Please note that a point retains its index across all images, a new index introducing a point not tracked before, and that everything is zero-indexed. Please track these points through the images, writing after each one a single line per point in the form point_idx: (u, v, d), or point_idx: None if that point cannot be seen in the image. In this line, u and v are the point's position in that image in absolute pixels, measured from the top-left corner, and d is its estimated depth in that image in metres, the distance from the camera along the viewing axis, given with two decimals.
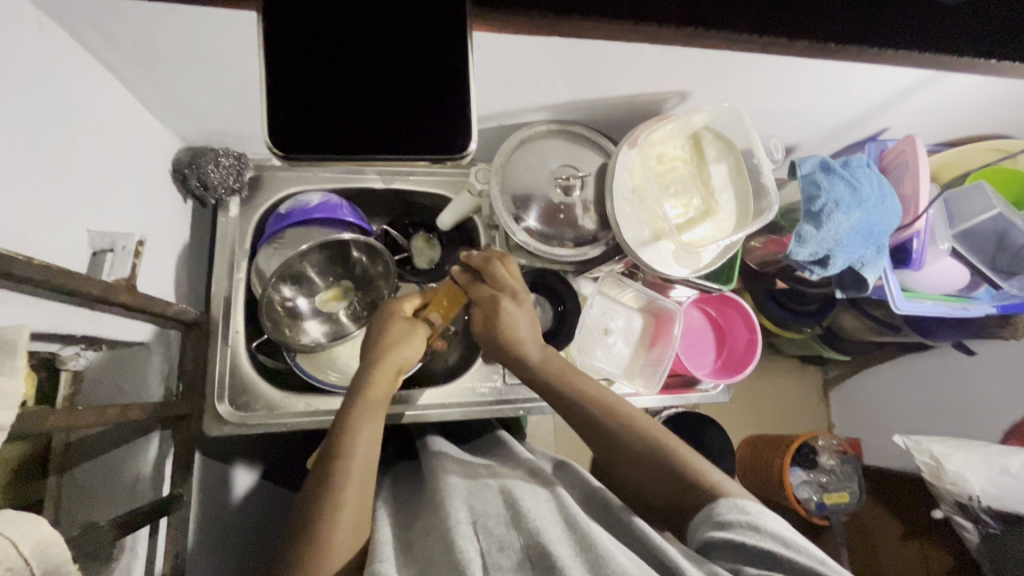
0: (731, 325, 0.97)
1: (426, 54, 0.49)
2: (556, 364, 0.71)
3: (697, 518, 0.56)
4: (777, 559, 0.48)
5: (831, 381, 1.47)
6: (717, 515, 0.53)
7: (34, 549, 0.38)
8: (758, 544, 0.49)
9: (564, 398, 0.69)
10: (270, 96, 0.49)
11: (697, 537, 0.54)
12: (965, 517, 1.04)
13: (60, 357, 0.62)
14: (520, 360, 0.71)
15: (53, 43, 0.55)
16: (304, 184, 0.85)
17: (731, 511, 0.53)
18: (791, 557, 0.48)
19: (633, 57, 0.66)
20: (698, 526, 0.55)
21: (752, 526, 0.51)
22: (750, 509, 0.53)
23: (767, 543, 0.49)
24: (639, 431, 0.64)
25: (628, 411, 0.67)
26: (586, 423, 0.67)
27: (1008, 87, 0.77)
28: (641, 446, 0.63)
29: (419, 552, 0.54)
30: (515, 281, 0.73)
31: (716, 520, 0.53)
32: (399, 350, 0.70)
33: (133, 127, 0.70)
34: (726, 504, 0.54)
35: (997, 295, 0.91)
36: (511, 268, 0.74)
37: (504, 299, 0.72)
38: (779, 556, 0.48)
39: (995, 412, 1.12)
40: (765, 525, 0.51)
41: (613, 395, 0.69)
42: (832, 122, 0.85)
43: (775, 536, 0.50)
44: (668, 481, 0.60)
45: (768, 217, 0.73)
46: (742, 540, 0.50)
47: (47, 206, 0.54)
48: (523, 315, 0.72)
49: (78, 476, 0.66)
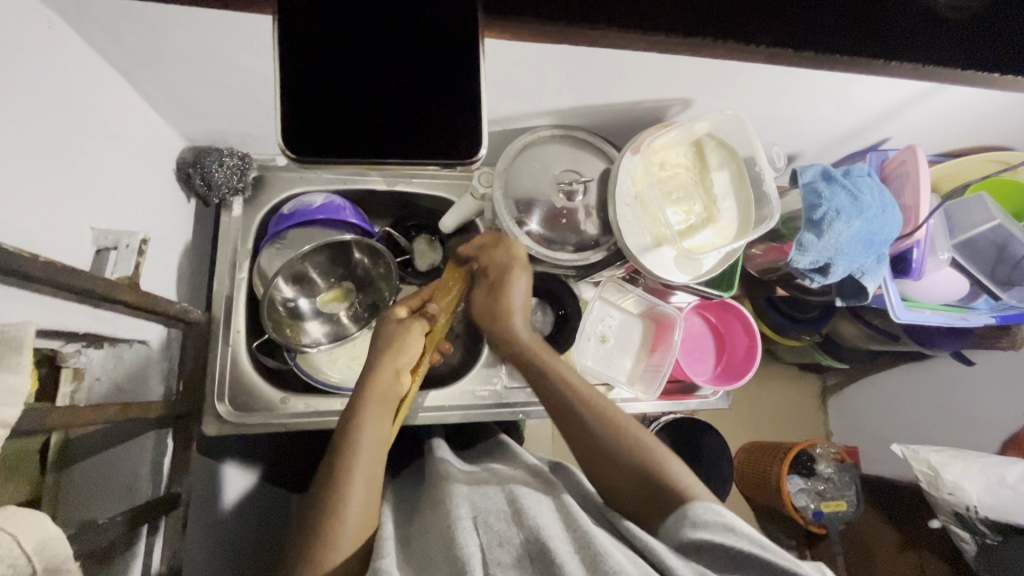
0: (731, 332, 0.97)
1: (433, 60, 0.50)
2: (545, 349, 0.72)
3: (670, 521, 0.55)
4: (750, 559, 0.49)
5: (829, 389, 1.47)
6: (692, 517, 0.53)
7: (35, 547, 0.38)
8: (733, 544, 0.49)
9: (552, 390, 0.67)
10: (280, 101, 0.49)
11: (670, 539, 0.53)
12: (963, 527, 1.05)
13: (61, 354, 0.61)
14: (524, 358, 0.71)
15: (62, 43, 0.56)
16: (308, 185, 0.86)
17: (705, 513, 0.53)
18: (765, 559, 0.49)
19: (637, 64, 0.67)
20: (668, 529, 0.54)
21: (728, 528, 0.51)
22: (722, 511, 0.53)
23: (742, 543, 0.49)
24: (623, 434, 0.63)
25: (614, 411, 0.65)
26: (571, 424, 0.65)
27: (1009, 99, 0.78)
28: (625, 449, 0.61)
29: (417, 549, 0.54)
30: (520, 250, 0.74)
31: (692, 522, 0.52)
32: (400, 351, 0.70)
33: (139, 126, 0.70)
34: (700, 506, 0.54)
35: (996, 306, 0.91)
36: (518, 244, 0.75)
37: (516, 270, 0.74)
38: (753, 557, 0.49)
39: (992, 423, 1.13)
40: (741, 527, 0.51)
41: (616, 409, 0.66)
42: (835, 131, 0.86)
43: (750, 537, 0.50)
44: (647, 491, 0.58)
45: (768, 225, 0.73)
46: (719, 542, 0.50)
47: (52, 203, 0.54)
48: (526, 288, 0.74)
49: (77, 475, 0.66)
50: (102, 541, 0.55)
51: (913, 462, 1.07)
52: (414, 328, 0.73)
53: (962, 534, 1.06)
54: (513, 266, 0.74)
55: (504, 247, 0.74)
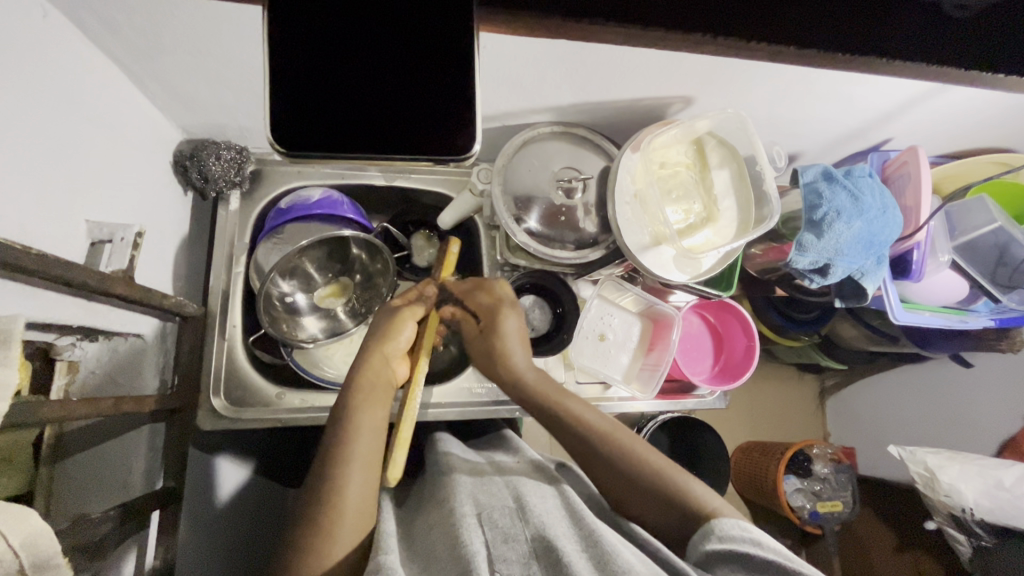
0: (730, 332, 0.97)
1: (431, 55, 0.49)
2: (547, 385, 0.69)
3: (693, 536, 0.55)
4: (781, 569, 0.51)
5: (826, 389, 1.47)
6: (719, 532, 0.53)
7: (22, 543, 0.38)
8: (764, 557, 0.51)
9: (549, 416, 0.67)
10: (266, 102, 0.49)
11: (694, 552, 0.54)
12: (958, 529, 1.04)
13: (55, 346, 0.62)
14: (514, 382, 0.70)
15: (57, 33, 0.55)
16: (306, 180, 0.85)
17: (733, 528, 0.53)
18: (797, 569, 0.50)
19: (638, 62, 0.66)
20: (695, 544, 0.54)
21: (756, 542, 0.52)
22: (750, 528, 0.54)
23: (772, 555, 0.51)
24: (624, 449, 0.62)
25: (614, 429, 0.64)
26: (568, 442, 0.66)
27: (1015, 100, 0.77)
28: (607, 449, 0.62)
29: (420, 546, 0.54)
30: (506, 291, 0.75)
31: (719, 536, 0.52)
32: (388, 336, 0.69)
33: (135, 119, 0.69)
34: (728, 521, 0.54)
35: (996, 309, 0.91)
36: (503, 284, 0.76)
37: (504, 308, 0.73)
38: (785, 568, 0.51)
39: (989, 425, 1.13)
40: (766, 540, 0.53)
41: (638, 439, 0.64)
42: (837, 131, 0.85)
43: (776, 549, 0.52)
44: (655, 500, 0.58)
45: (768, 225, 0.72)
46: (749, 554, 0.51)
47: (47, 197, 0.54)
48: (518, 326, 0.73)
49: (68, 469, 0.66)
50: (94, 535, 0.55)
51: (909, 463, 1.07)
52: (403, 315, 0.70)
53: (957, 536, 1.05)
54: (500, 306, 0.73)
55: (488, 290, 0.74)
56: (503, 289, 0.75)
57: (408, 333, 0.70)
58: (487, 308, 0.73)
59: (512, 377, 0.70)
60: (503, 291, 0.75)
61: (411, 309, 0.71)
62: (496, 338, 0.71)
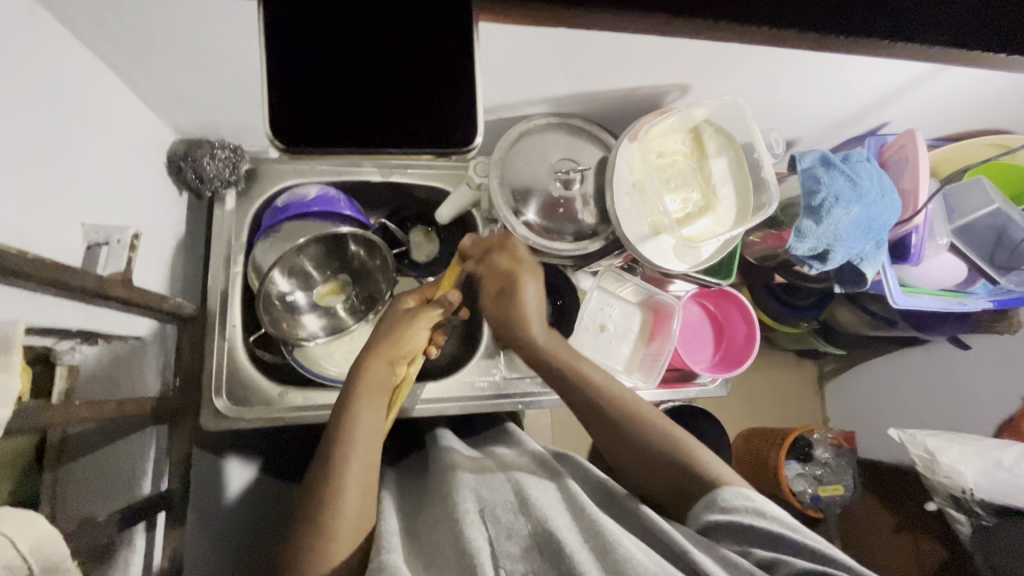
0: (730, 320, 0.97)
1: (429, 45, 0.49)
2: (563, 350, 0.70)
3: (704, 501, 0.56)
4: (781, 540, 0.51)
5: (825, 375, 1.48)
6: (722, 502, 0.54)
7: (30, 547, 0.38)
8: (765, 527, 0.52)
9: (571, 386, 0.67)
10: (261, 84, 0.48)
11: (698, 521, 0.55)
12: (958, 509, 1.05)
13: (55, 350, 0.60)
14: (528, 345, 0.71)
15: (46, 32, 0.54)
16: (301, 177, 0.84)
17: (736, 498, 0.55)
18: (796, 540, 0.51)
19: (634, 49, 0.65)
20: (695, 514, 0.56)
21: (759, 511, 0.53)
22: (753, 496, 0.55)
23: (773, 526, 0.52)
24: (664, 434, 0.63)
25: (660, 419, 0.65)
26: (598, 424, 0.66)
27: (1011, 81, 0.77)
28: (624, 421, 0.64)
29: (423, 544, 0.53)
30: (524, 250, 0.72)
31: (722, 507, 0.54)
32: (401, 339, 0.68)
33: (127, 119, 0.69)
34: (730, 492, 0.55)
35: (994, 291, 0.91)
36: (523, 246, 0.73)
37: (523, 274, 0.71)
38: (784, 539, 0.51)
39: (990, 405, 1.13)
40: (770, 510, 0.53)
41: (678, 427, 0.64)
42: (833, 116, 0.85)
43: (780, 519, 0.53)
44: (683, 485, 0.59)
45: (767, 212, 0.73)
46: (751, 525, 0.52)
47: (40, 202, 0.53)
48: (536, 291, 0.72)
49: (74, 471, 0.65)
50: (96, 539, 0.55)
51: (909, 446, 1.08)
52: (421, 320, 0.70)
53: (958, 517, 1.06)
54: (519, 271, 0.71)
55: (509, 253, 0.72)
56: (522, 251, 0.72)
57: (418, 339, 0.70)
58: (505, 271, 0.71)
59: (528, 341, 0.70)
60: (524, 253, 0.72)
61: (428, 314, 0.71)
62: (515, 305, 0.71)
